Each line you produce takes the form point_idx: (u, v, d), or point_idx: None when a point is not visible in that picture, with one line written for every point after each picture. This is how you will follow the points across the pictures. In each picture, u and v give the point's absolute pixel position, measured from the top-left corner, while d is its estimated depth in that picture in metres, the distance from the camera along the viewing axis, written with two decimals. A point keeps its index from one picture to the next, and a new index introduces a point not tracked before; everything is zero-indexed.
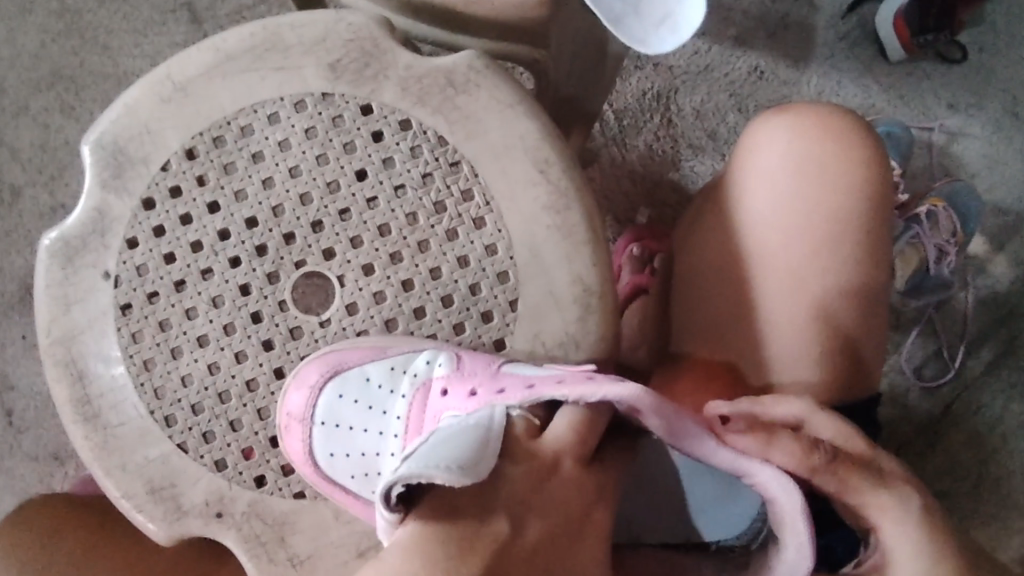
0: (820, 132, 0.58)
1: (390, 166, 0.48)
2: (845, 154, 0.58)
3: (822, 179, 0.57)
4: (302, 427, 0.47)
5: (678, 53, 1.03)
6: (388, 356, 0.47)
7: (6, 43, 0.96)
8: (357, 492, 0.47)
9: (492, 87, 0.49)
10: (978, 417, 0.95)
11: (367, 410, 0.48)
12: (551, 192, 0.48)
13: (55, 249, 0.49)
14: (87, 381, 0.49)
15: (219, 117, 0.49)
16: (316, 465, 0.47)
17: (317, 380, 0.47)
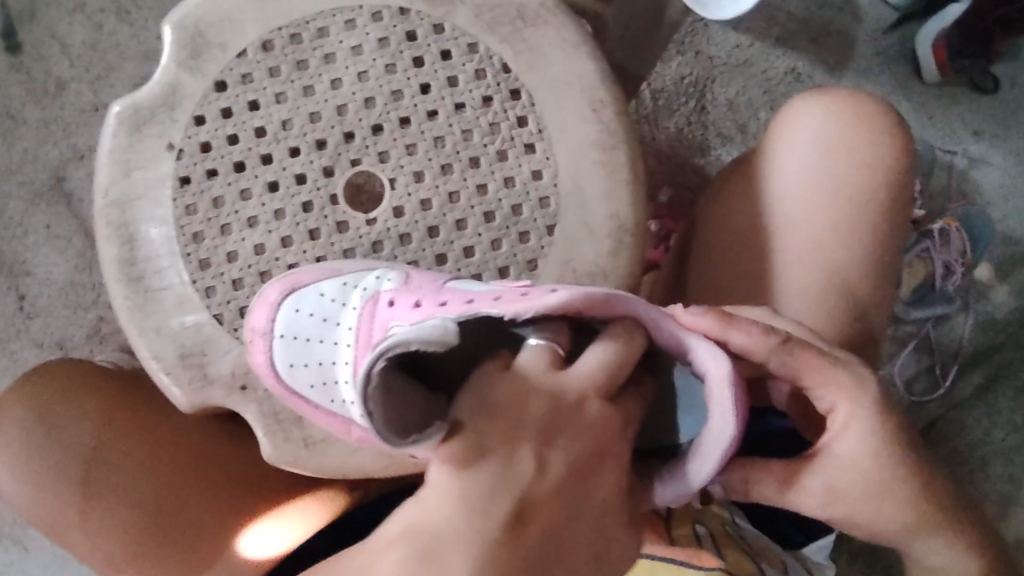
0: (853, 117, 0.63)
1: (453, 84, 0.52)
2: (874, 140, 0.62)
3: (847, 158, 0.62)
4: (264, 340, 0.49)
5: (721, 44, 1.06)
6: (343, 273, 0.49)
7: None
8: (317, 401, 0.49)
9: (560, 27, 0.53)
10: (961, 437, 0.99)
11: (322, 322, 0.50)
12: (601, 131, 0.52)
13: (123, 116, 0.52)
14: (136, 244, 0.52)
15: (298, 16, 0.52)
16: (276, 373, 0.49)
17: (277, 298, 0.49)
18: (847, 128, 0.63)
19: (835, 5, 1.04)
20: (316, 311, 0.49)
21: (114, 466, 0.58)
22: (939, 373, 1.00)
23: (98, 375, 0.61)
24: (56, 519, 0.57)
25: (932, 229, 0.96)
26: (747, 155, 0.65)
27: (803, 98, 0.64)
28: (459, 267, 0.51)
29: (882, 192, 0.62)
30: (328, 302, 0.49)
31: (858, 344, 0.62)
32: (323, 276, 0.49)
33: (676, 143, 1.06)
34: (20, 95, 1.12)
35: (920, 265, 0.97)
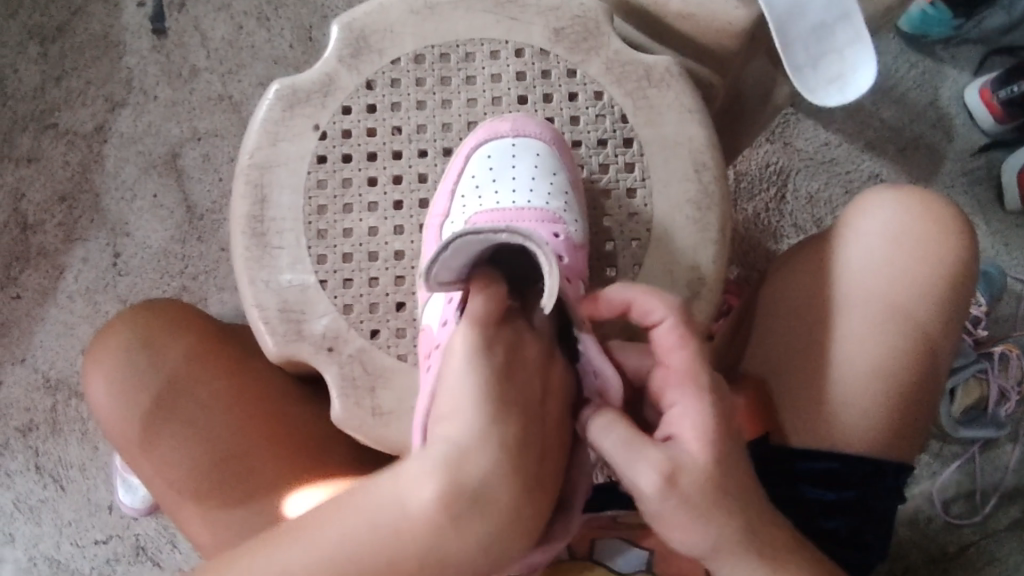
0: (920, 215, 0.66)
1: (574, 124, 0.58)
2: (936, 239, 0.65)
3: (914, 252, 0.65)
4: (508, 129, 0.56)
5: (810, 140, 1.15)
6: (564, 180, 0.56)
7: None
8: (487, 142, 0.56)
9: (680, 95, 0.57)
10: (993, 569, 0.98)
11: (535, 177, 0.56)
12: (698, 191, 0.56)
13: (282, 94, 0.58)
14: (266, 204, 0.58)
15: (451, 40, 0.58)
16: (478, 146, 0.56)
17: (536, 131, 0.56)
18: (918, 225, 0.66)
19: (928, 121, 1.16)
20: (542, 172, 0.56)
21: (199, 399, 0.64)
22: (978, 499, 1.00)
23: (190, 313, 0.67)
24: (141, 442, 0.64)
25: (993, 352, 0.98)
26: (818, 237, 0.69)
27: (880, 190, 0.68)
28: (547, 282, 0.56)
29: (941, 290, 0.65)
30: (546, 182, 0.56)
31: (903, 433, 0.65)
32: (565, 169, 0.56)
33: (751, 226, 1.13)
34: (156, 74, 1.23)
35: (976, 386, 0.97)
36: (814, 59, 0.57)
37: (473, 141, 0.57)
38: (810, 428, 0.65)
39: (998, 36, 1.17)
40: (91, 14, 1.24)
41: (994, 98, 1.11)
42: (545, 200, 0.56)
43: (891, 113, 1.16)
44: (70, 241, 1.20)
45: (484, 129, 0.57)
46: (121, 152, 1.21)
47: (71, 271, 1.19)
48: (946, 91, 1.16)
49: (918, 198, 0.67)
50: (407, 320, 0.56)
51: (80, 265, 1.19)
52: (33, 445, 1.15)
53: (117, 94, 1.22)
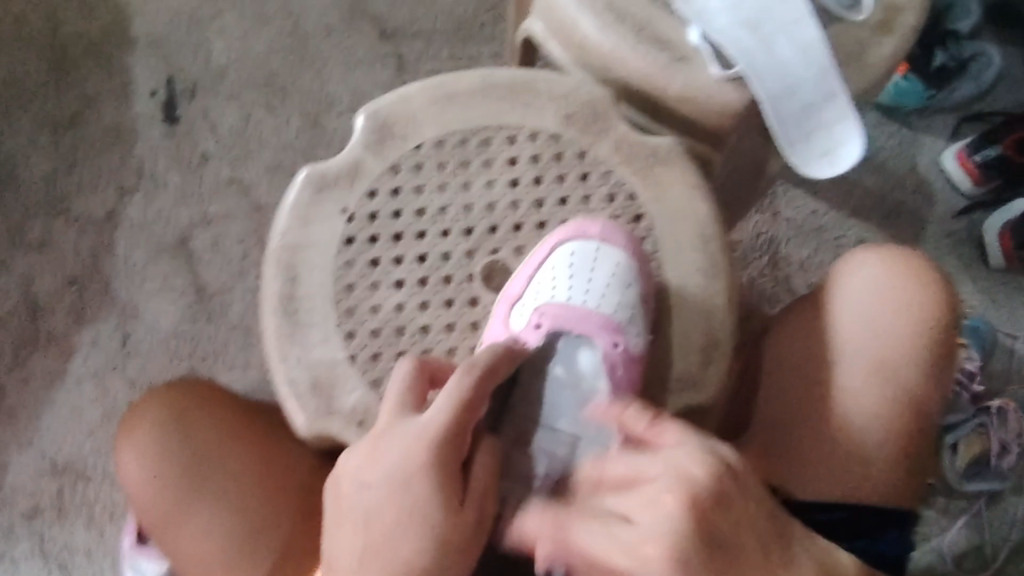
0: (892, 269, 0.69)
1: (586, 202, 0.62)
2: (914, 288, 0.69)
3: (902, 305, 0.68)
4: (593, 236, 0.59)
5: (798, 209, 1.20)
6: (630, 290, 0.59)
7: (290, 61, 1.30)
8: (568, 242, 0.59)
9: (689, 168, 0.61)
10: None
11: (607, 286, 0.59)
12: (705, 261, 0.60)
13: (311, 178, 0.62)
14: (297, 284, 0.60)
15: (470, 127, 0.63)
16: (562, 243, 0.59)
17: (620, 243, 0.59)
18: (902, 279, 0.69)
19: (908, 188, 1.23)
20: (616, 282, 0.59)
21: (222, 469, 0.65)
22: (988, 552, 1.01)
23: (209, 389, 0.69)
24: (168, 516, 0.65)
25: (990, 407, 0.98)
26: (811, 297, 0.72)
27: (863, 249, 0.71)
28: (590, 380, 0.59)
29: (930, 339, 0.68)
30: (617, 293, 0.59)
31: (907, 480, 0.67)
32: (639, 283, 0.59)
33: (748, 293, 1.17)
34: (167, 161, 1.28)
35: (977, 440, 0.98)
36: (807, 134, 0.63)
37: (559, 237, 0.60)
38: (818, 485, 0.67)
39: (966, 104, 1.25)
40: (105, 106, 1.29)
41: (970, 161, 1.19)
42: (612, 309, 0.58)
43: (873, 181, 1.22)
44: (80, 324, 1.22)
45: (571, 227, 0.60)
46: (132, 237, 1.25)
47: (80, 354, 1.21)
48: (922, 159, 1.24)
49: (899, 253, 0.71)
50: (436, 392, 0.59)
51: (88, 348, 1.21)
52: (38, 532, 1.14)
53: (129, 181, 1.27)
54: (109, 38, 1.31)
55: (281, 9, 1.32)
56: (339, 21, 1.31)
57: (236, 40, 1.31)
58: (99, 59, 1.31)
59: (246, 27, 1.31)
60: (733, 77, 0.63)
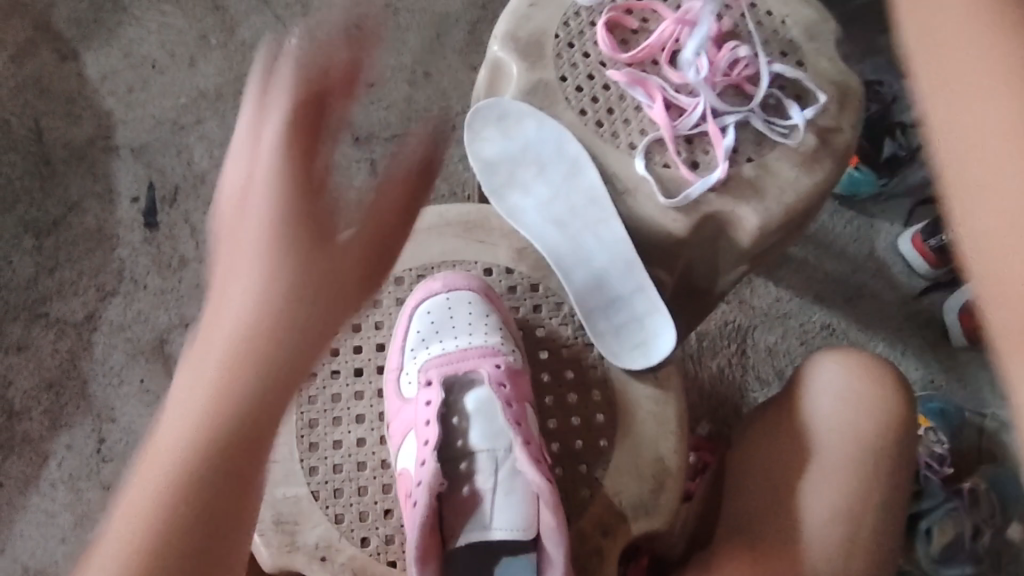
0: (859, 367, 0.75)
1: (540, 331, 0.65)
2: (878, 389, 0.74)
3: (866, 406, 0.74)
4: (437, 286, 0.63)
5: (763, 298, 1.25)
6: (503, 324, 0.63)
7: None
8: (426, 301, 0.63)
9: (649, 298, 0.64)
10: None
11: (469, 322, 0.63)
12: (655, 388, 0.62)
13: None
14: None
15: (428, 262, 0.66)
16: (417, 306, 0.63)
17: (464, 283, 0.63)
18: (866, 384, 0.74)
19: (868, 273, 1.27)
20: (476, 315, 0.63)
21: None
22: None
23: None
24: None
25: (962, 490, 1.08)
26: (780, 408, 0.77)
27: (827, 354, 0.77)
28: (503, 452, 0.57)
29: (890, 440, 0.73)
30: (483, 322, 0.63)
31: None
32: (496, 311, 0.63)
33: (718, 382, 1.21)
34: (146, 263, 1.30)
35: (948, 524, 1.06)
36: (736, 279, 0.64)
37: (413, 300, 0.64)
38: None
39: (921, 188, 1.29)
40: (86, 209, 1.32)
41: (926, 246, 1.22)
42: (484, 336, 0.62)
43: (832, 267, 1.27)
44: (56, 428, 1.22)
45: (420, 288, 0.64)
46: (108, 340, 1.26)
47: (54, 459, 1.21)
48: (880, 244, 1.28)
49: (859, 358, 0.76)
50: (396, 528, 0.60)
51: (64, 453, 1.21)
52: None
53: (109, 283, 1.29)
54: (92, 144, 1.35)
55: None
56: None
57: (217, 145, 1.35)
58: (82, 164, 1.34)
59: (227, 132, 1.36)
60: (680, 201, 0.65)
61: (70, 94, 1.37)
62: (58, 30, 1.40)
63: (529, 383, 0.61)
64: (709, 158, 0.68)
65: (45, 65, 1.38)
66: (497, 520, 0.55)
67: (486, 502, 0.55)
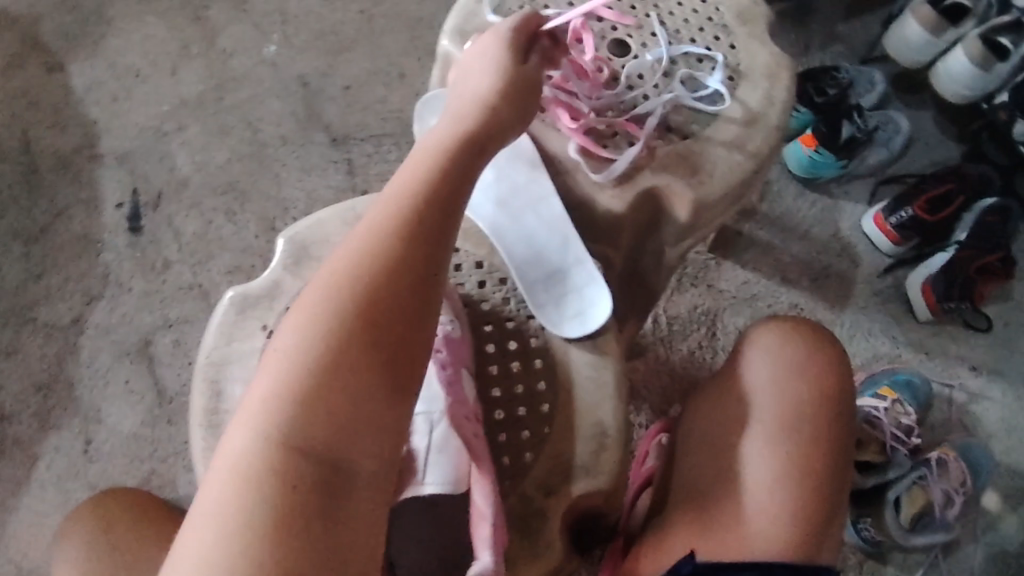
0: (787, 336, 0.80)
1: (484, 306, 0.67)
2: (806, 353, 0.79)
3: (798, 366, 0.78)
4: None
5: (730, 280, 1.28)
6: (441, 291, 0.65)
7: (243, 171, 1.37)
8: None
9: (587, 270, 0.67)
10: None
11: None
12: (595, 355, 0.65)
13: (234, 300, 0.68)
14: (221, 397, 0.66)
15: None
16: None
17: None
18: (793, 344, 0.79)
19: (834, 252, 1.30)
20: None
21: None
22: None
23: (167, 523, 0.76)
24: None
25: (930, 458, 1.12)
26: (720, 381, 0.81)
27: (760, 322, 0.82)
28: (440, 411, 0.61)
29: (821, 397, 0.78)
30: None
31: (815, 535, 0.74)
32: None
33: (689, 363, 1.23)
34: (130, 267, 1.33)
35: (920, 491, 1.11)
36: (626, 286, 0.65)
37: None
38: (736, 540, 0.73)
39: (884, 168, 1.33)
40: (72, 216, 1.35)
41: (888, 224, 1.26)
42: None
43: (799, 249, 1.30)
44: (45, 430, 1.25)
45: None
46: (95, 343, 1.29)
47: (44, 460, 1.24)
48: (846, 223, 1.31)
49: (788, 324, 0.81)
50: None
51: (52, 453, 1.24)
52: None
53: (94, 288, 1.32)
54: (76, 153, 1.39)
55: (239, 120, 1.40)
56: (293, 130, 1.39)
57: (197, 151, 1.38)
58: (67, 173, 1.38)
59: (208, 138, 1.39)
60: (609, 177, 0.69)
61: (55, 106, 1.41)
62: (43, 44, 1.44)
63: (467, 349, 0.63)
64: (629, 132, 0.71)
65: (30, 79, 1.42)
66: (429, 474, 0.55)
67: (419, 460, 0.55)
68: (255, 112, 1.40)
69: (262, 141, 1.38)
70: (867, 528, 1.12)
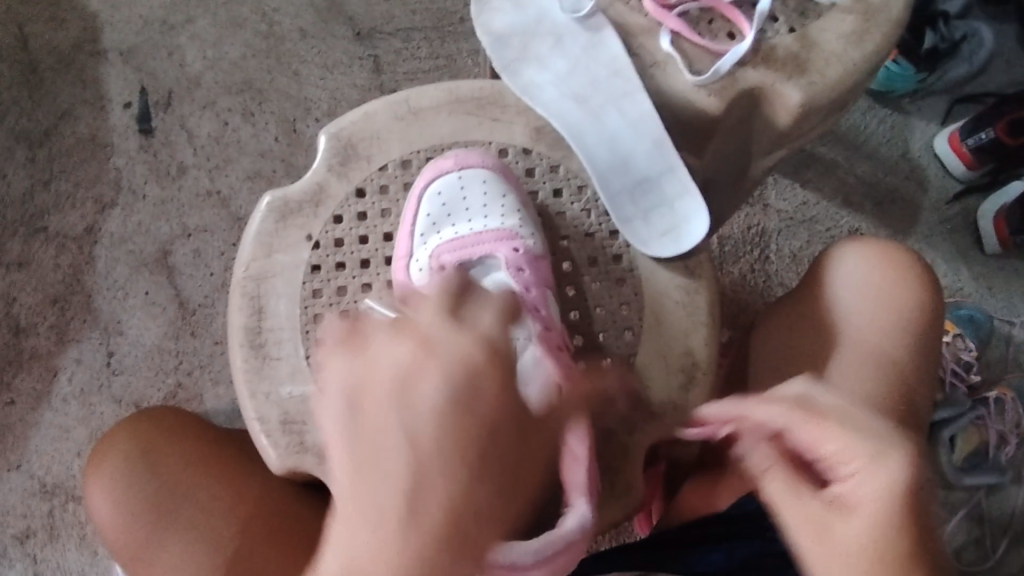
0: (883, 255, 0.67)
1: (561, 218, 0.62)
2: (905, 277, 0.66)
3: (894, 294, 0.66)
4: (447, 165, 0.61)
5: (788, 200, 1.19)
6: (517, 205, 0.62)
7: (259, 67, 1.27)
8: (433, 179, 0.61)
9: (679, 179, 0.59)
10: None
11: (487, 195, 0.62)
12: (687, 277, 0.60)
13: (274, 206, 0.60)
14: (263, 314, 0.59)
15: (436, 142, 0.61)
16: (426, 186, 0.61)
17: (477, 162, 0.61)
18: (885, 270, 0.67)
19: (901, 174, 1.20)
20: (492, 195, 0.62)
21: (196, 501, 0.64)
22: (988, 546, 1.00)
23: (189, 431, 0.67)
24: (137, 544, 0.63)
25: (989, 397, 1.01)
26: (796, 297, 0.70)
27: (848, 245, 0.69)
28: None
29: (917, 330, 0.65)
30: (499, 200, 0.62)
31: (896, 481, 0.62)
32: (512, 190, 0.62)
33: (740, 287, 1.16)
34: (143, 173, 1.25)
35: (975, 431, 1.01)
36: (681, 230, 0.59)
37: (422, 180, 0.61)
38: None
39: (962, 85, 1.22)
40: (78, 118, 1.26)
41: (963, 146, 1.16)
42: (500, 219, 0.62)
43: (864, 169, 1.20)
44: (63, 343, 1.19)
45: (430, 169, 0.61)
46: (111, 253, 1.22)
47: (65, 373, 1.19)
48: (915, 143, 1.21)
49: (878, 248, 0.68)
50: None
51: (73, 367, 1.19)
52: (33, 552, 1.14)
53: (106, 194, 1.24)
54: (79, 48, 1.28)
55: (253, 11, 1.28)
56: (312, 23, 1.28)
57: (209, 45, 1.28)
58: (70, 70, 1.27)
59: (219, 31, 1.28)
60: (709, 78, 0.59)
61: None
62: None
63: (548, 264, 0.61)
64: (729, 28, 0.61)
65: None
66: None
67: None
68: (270, 3, 1.28)
69: (278, 35, 1.28)
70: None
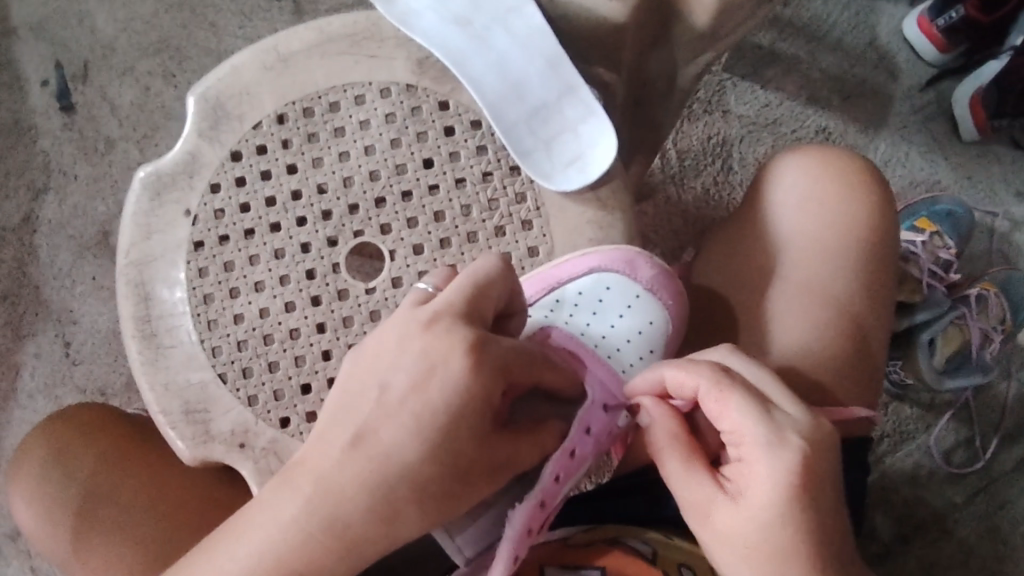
0: (825, 166, 0.65)
1: (456, 157, 0.57)
2: (849, 186, 0.65)
3: (840, 206, 0.64)
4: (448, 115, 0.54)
5: (751, 105, 1.11)
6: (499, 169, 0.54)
7: (174, 23, 1.18)
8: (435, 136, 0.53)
9: (581, 100, 0.57)
10: (1004, 510, 0.97)
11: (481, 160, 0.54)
12: (597, 211, 0.57)
13: (147, 182, 0.57)
14: (151, 302, 0.56)
15: (311, 91, 0.57)
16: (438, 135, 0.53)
17: None
18: (830, 181, 0.65)
19: (869, 64, 1.12)
20: None
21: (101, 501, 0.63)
22: (978, 444, 0.99)
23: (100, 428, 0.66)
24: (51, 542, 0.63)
25: (970, 294, 0.95)
26: (741, 219, 0.67)
27: (788, 156, 0.66)
28: (415, 288, 0.55)
29: (863, 242, 0.64)
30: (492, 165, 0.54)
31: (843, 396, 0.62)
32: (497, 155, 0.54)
33: (704, 204, 1.09)
34: (71, 152, 1.17)
35: (957, 332, 0.94)
36: (582, 157, 0.57)
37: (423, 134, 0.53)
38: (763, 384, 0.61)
39: None
40: None
41: (934, 27, 1.08)
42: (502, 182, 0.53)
43: (829, 62, 1.12)
44: (20, 338, 1.13)
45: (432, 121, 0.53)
46: (52, 240, 1.15)
47: (27, 369, 1.12)
48: (882, 30, 1.12)
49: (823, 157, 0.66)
50: (315, 402, 0.54)
51: (34, 361, 1.12)
52: None
53: (37, 180, 1.16)
54: None
55: None
56: None
57: (119, 7, 1.19)
58: None
59: None
60: None
61: None
62: None
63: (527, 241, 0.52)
64: None
65: None
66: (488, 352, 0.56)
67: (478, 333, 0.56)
68: None
69: None
70: (896, 370, 0.97)
